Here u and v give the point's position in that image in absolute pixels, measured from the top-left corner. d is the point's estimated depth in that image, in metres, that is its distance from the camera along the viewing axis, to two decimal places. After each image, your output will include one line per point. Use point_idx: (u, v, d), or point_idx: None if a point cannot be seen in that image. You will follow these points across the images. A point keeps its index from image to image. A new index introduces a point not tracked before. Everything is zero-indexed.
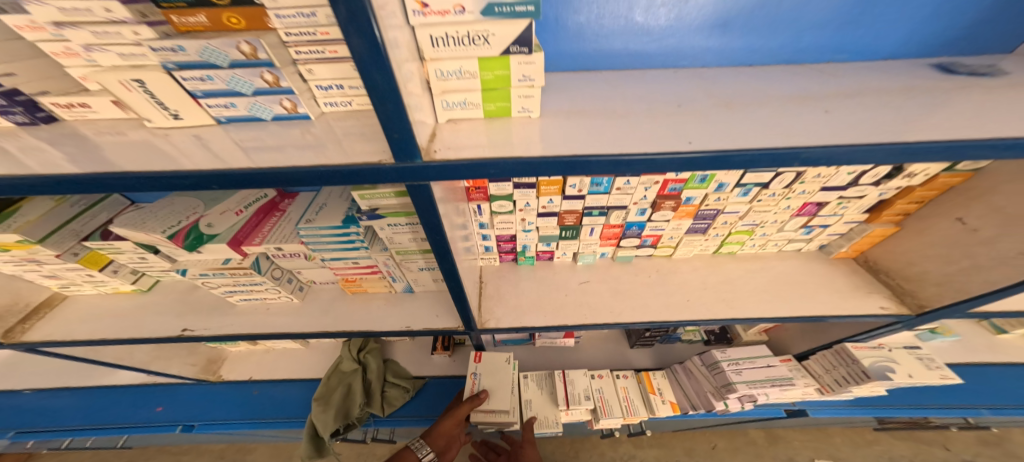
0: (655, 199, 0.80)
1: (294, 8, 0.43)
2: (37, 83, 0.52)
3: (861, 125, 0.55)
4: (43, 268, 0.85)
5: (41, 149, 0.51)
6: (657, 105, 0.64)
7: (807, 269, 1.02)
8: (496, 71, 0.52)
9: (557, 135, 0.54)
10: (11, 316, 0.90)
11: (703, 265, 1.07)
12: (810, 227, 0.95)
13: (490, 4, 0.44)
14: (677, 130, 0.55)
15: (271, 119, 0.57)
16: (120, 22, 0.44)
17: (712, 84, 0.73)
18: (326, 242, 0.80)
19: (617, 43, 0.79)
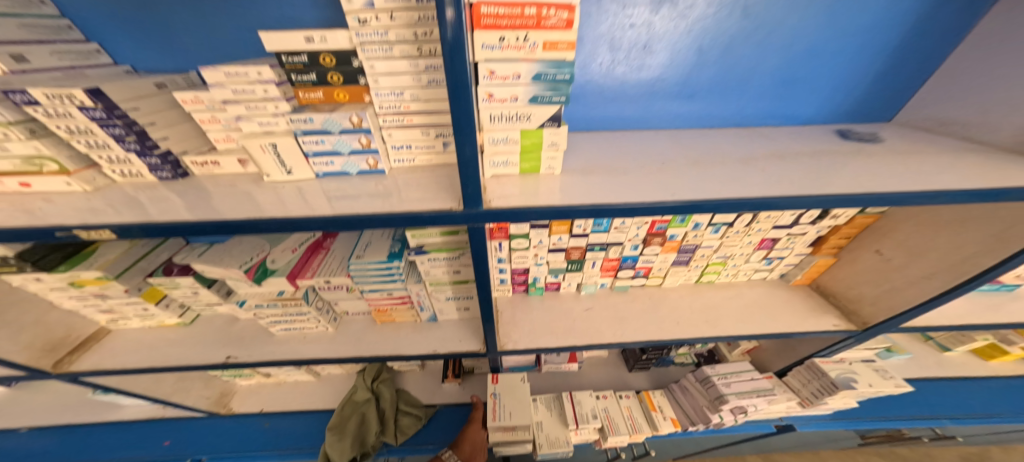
0: (646, 235, 0.98)
1: (390, 89, 0.69)
2: (180, 145, 0.72)
3: (789, 181, 0.74)
4: (103, 303, 0.94)
5: (182, 201, 0.67)
6: (646, 163, 0.84)
7: (772, 295, 1.20)
8: (532, 139, 0.70)
9: (574, 189, 0.72)
10: (63, 347, 0.98)
11: (688, 292, 1.23)
12: (770, 259, 1.14)
13: (535, 96, 0.64)
14: (662, 185, 0.73)
15: (356, 173, 0.77)
16: (271, 99, 0.67)
17: (686, 143, 0.97)
18: (370, 276, 0.93)
19: (612, 111, 1.05)
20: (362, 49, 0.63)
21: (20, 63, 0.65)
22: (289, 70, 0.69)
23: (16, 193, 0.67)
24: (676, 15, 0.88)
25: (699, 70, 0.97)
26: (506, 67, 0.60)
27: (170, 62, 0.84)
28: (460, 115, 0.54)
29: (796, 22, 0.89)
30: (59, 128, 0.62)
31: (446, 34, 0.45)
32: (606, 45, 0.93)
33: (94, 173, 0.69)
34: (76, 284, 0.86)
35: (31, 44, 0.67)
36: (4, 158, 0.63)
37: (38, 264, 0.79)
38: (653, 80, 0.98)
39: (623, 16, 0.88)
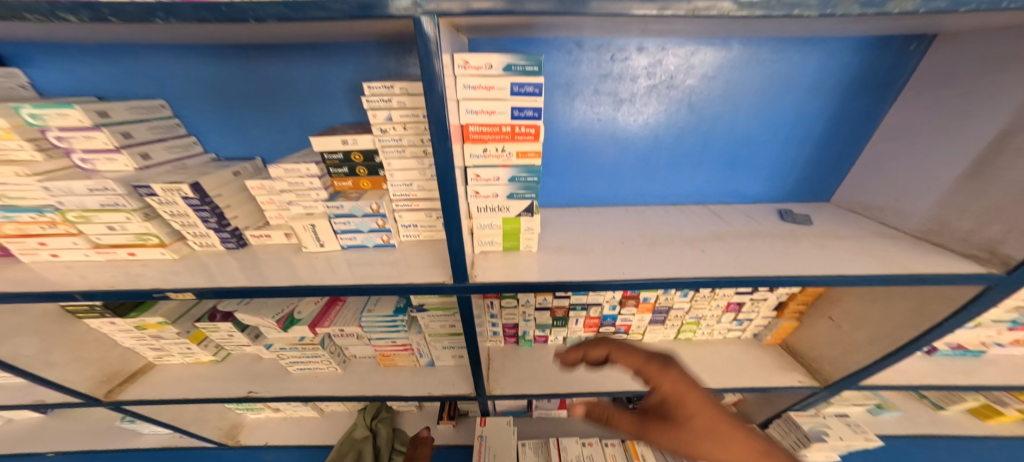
0: (621, 297, 1.14)
1: (401, 182, 0.86)
2: (245, 221, 0.94)
3: (722, 262, 0.92)
4: (156, 342, 1.12)
5: (243, 268, 0.87)
6: (610, 242, 1.02)
7: (744, 354, 1.31)
8: (512, 225, 0.89)
9: (549, 267, 0.89)
10: (116, 379, 1.17)
11: (665, 348, 1.35)
12: (740, 320, 1.27)
13: (512, 194, 0.83)
14: (614, 264, 0.91)
15: (372, 246, 0.95)
16: (314, 189, 0.86)
17: (649, 219, 1.20)
18: (378, 327, 1.11)
19: (590, 190, 1.32)
20: (382, 150, 0.81)
21: (144, 160, 0.86)
22: (329, 164, 0.87)
23: (122, 260, 0.88)
24: (634, 112, 1.15)
25: (656, 156, 1.24)
26: (489, 172, 0.80)
27: (238, 150, 1.09)
28: (451, 213, 0.73)
29: (732, 118, 1.16)
30: (165, 212, 0.83)
31: (437, 160, 0.65)
32: (582, 138, 1.20)
33: (181, 245, 0.91)
34: (139, 328, 1.05)
35: (154, 144, 0.89)
36: (119, 234, 0.84)
37: (114, 310, 1.00)
38: (618, 160, 1.25)
39: (593, 112, 1.15)
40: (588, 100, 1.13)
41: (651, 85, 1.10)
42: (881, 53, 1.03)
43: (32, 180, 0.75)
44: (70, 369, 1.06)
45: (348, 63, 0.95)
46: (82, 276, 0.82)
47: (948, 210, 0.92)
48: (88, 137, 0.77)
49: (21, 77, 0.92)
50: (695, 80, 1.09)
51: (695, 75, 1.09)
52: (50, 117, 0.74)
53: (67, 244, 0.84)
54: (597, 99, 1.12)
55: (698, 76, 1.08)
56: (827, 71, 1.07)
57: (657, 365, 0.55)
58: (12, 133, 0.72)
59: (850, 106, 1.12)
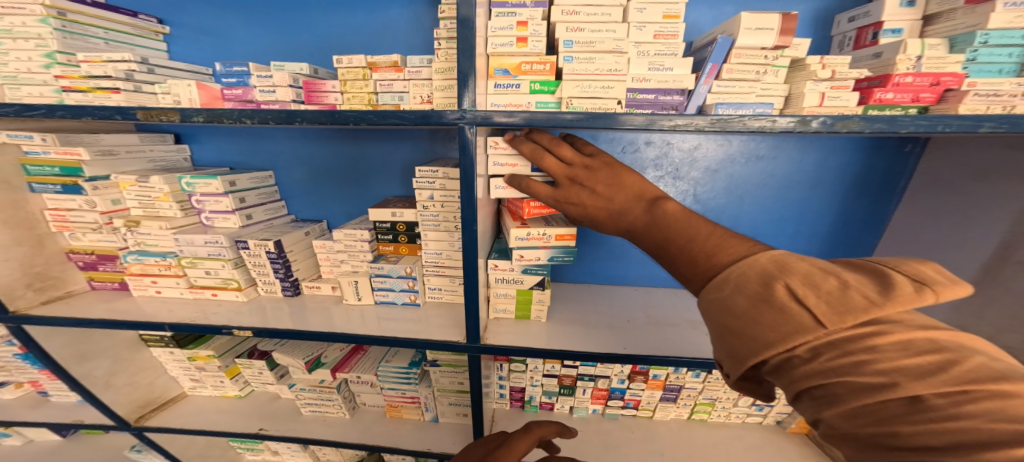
0: (630, 372, 1.10)
1: (432, 249, 0.99)
2: (306, 272, 1.13)
3: None
4: (197, 373, 1.30)
5: (292, 313, 1.02)
6: (615, 319, 1.06)
7: (766, 442, 1.19)
8: (524, 296, 0.96)
9: (557, 336, 0.95)
10: (150, 406, 1.31)
11: (678, 426, 1.26)
12: (760, 404, 1.18)
13: (527, 269, 0.92)
14: (618, 341, 0.94)
15: (401, 302, 1.06)
16: (364, 250, 1.03)
17: (656, 306, 1.15)
18: (391, 376, 1.19)
19: (597, 268, 1.29)
20: (421, 222, 0.97)
21: (248, 220, 1.11)
22: (377, 231, 1.04)
23: (206, 299, 1.08)
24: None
25: None
26: (530, 252, 0.89)
27: (304, 210, 1.30)
28: (471, 284, 0.84)
29: (734, 210, 1.13)
30: (249, 263, 1.04)
31: (465, 239, 0.80)
32: None
33: (252, 289, 1.09)
34: (192, 357, 1.25)
35: (258, 208, 1.15)
36: (211, 278, 1.05)
37: (178, 340, 1.20)
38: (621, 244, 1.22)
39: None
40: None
41: (658, 176, 1.12)
42: (877, 156, 1.02)
43: (169, 232, 1.03)
44: (122, 392, 1.24)
45: (406, 144, 1.18)
46: (169, 311, 1.02)
47: (966, 316, 0.87)
48: (218, 201, 1.04)
49: (188, 153, 1.26)
50: (699, 173, 1.10)
51: (699, 168, 1.10)
52: (199, 186, 1.02)
53: (172, 283, 1.07)
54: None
55: (699, 170, 1.10)
56: (826, 169, 1.05)
57: (645, 203, 0.59)
58: (170, 196, 1.02)
59: (854, 206, 1.09)
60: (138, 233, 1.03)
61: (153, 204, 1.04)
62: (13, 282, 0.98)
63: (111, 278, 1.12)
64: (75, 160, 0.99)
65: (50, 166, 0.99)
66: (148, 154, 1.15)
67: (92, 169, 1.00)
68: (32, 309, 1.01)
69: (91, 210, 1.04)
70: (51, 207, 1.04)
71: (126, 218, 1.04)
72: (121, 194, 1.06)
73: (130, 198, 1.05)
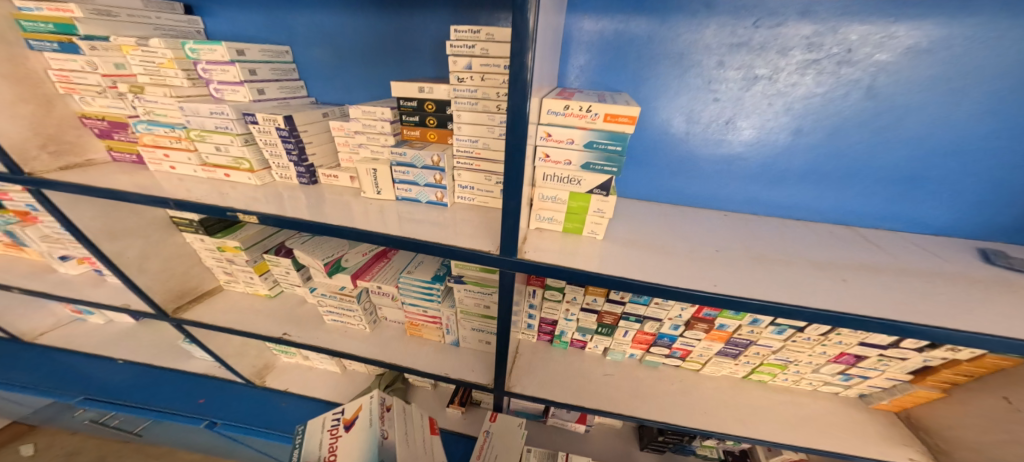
0: (690, 318, 0.91)
1: (466, 137, 0.80)
2: (320, 158, 1.02)
3: (873, 302, 0.62)
4: (230, 266, 1.28)
5: (307, 204, 0.91)
6: (697, 247, 0.78)
7: (840, 415, 0.97)
8: (579, 203, 0.73)
9: (612, 260, 0.72)
10: (187, 296, 1.32)
11: (729, 386, 1.08)
12: (848, 375, 0.88)
13: (588, 163, 0.66)
14: (704, 272, 0.68)
15: (425, 201, 0.91)
16: (385, 133, 0.88)
17: (754, 238, 0.84)
18: (413, 290, 1.10)
19: (685, 185, 1.00)
20: (455, 100, 0.77)
21: (259, 95, 1.00)
22: (402, 112, 0.87)
23: (219, 180, 1.03)
24: (772, 94, 0.84)
25: (793, 150, 0.89)
26: (562, 132, 0.65)
27: (334, 97, 1.16)
28: (512, 168, 0.61)
29: (927, 114, 0.79)
30: (261, 141, 0.96)
31: (512, 101, 0.55)
32: (681, 114, 0.91)
33: (266, 173, 1.02)
34: (221, 248, 1.21)
35: (271, 83, 1.02)
36: (223, 156, 0.98)
37: (207, 228, 1.17)
38: (726, 154, 0.94)
39: (706, 92, 0.87)
40: (706, 75, 0.85)
41: (809, 60, 0.79)
42: None
43: (173, 100, 0.95)
44: (157, 278, 1.23)
45: (438, 15, 0.95)
46: (186, 189, 0.96)
47: None
48: (224, 71, 0.94)
49: (201, 26, 1.12)
50: (889, 55, 0.75)
51: (891, 48, 0.75)
52: (203, 52, 0.92)
53: (184, 159, 1.02)
54: (718, 75, 0.85)
55: (893, 48, 0.75)
56: None
57: None
58: (173, 63, 0.92)
59: None
60: (145, 100, 0.97)
61: (158, 71, 0.94)
62: (25, 141, 0.93)
63: (128, 148, 1.08)
64: (68, 16, 0.89)
65: (41, 22, 0.90)
66: (154, 21, 1.01)
67: (87, 27, 0.91)
68: (48, 173, 0.96)
69: (93, 72, 0.97)
70: (53, 67, 0.97)
71: (131, 84, 0.97)
72: (124, 58, 0.95)
73: (132, 61, 0.94)
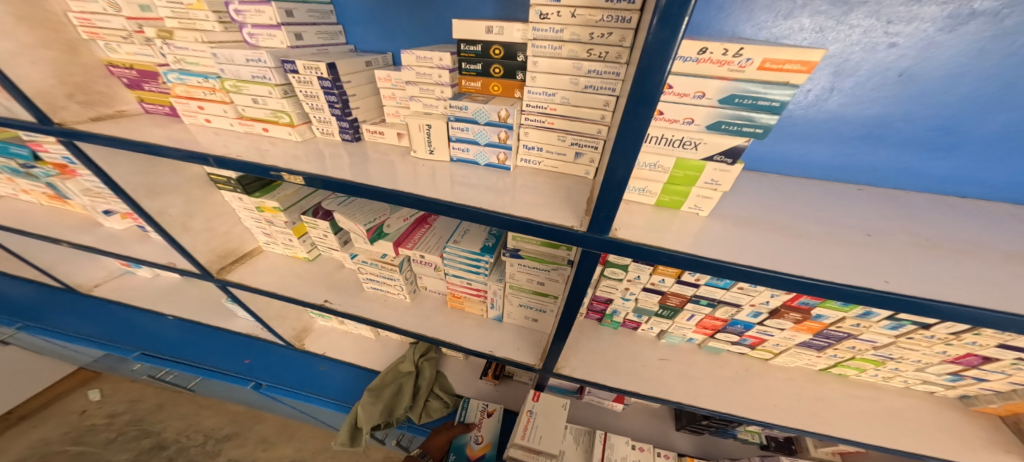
0: (779, 306, 0.84)
1: (541, 89, 0.69)
2: (364, 113, 0.93)
3: None
4: (268, 227, 1.24)
5: (353, 165, 0.83)
6: (842, 231, 0.67)
7: (929, 416, 0.90)
8: (687, 172, 0.63)
9: (724, 243, 0.62)
10: (231, 257, 1.30)
11: (800, 377, 1.02)
12: (960, 376, 0.83)
13: (718, 122, 0.57)
14: (868, 264, 0.59)
15: (483, 164, 0.82)
16: (441, 84, 0.76)
17: (912, 219, 0.71)
18: (458, 262, 1.03)
19: (816, 153, 0.84)
20: (532, 43, 0.65)
21: (297, 41, 0.89)
22: (462, 59, 0.76)
23: (257, 134, 0.95)
24: (986, 36, 0.64)
25: (981, 112, 0.71)
26: (692, 84, 0.56)
27: (377, 46, 1.04)
28: (626, 124, 0.49)
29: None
30: (300, 92, 0.87)
31: (650, 34, 0.41)
32: (835, 65, 0.73)
33: (306, 128, 0.94)
34: (259, 209, 1.17)
35: (309, 27, 0.91)
36: (260, 108, 0.90)
37: (245, 187, 1.11)
38: (883, 116, 0.76)
39: (882, 34, 0.68)
40: (887, 12, 0.66)
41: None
42: None
43: (206, 46, 0.85)
44: (201, 237, 1.19)
45: None
46: (225, 144, 0.89)
47: None
48: (259, 12, 0.83)
49: None
50: None
51: None
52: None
53: (218, 111, 0.94)
54: (910, 11, 0.65)
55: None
56: None
57: None
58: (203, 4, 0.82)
59: None
60: (173, 47, 0.87)
61: (186, 13, 0.84)
62: (52, 89, 0.85)
63: (160, 100, 1.01)
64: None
65: None
66: None
67: None
68: (79, 124, 0.89)
69: (116, 15, 0.87)
70: (73, 7, 0.87)
71: (158, 28, 0.88)
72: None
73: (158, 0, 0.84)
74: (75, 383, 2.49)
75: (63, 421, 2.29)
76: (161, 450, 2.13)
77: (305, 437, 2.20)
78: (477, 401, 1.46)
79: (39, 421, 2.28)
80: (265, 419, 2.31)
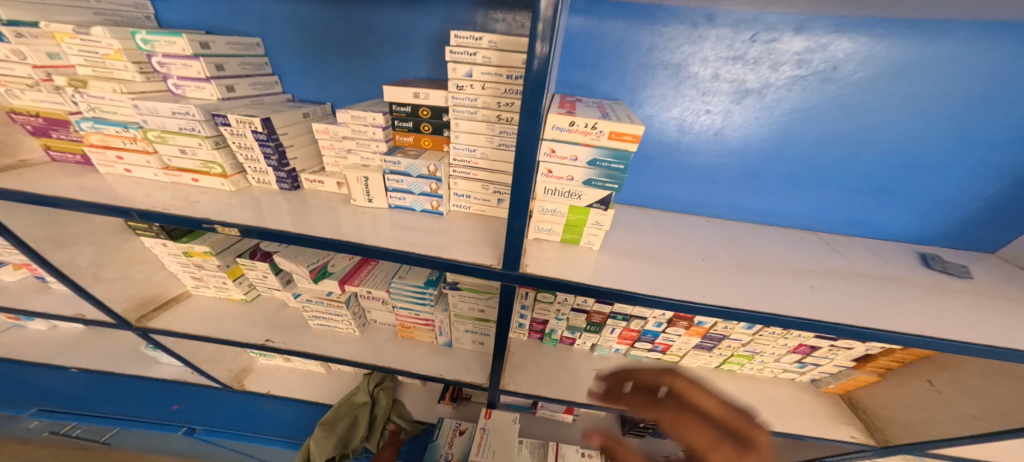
0: (672, 316, 1.01)
1: (464, 146, 0.79)
2: (302, 162, 0.97)
3: (837, 309, 0.69)
4: (198, 271, 1.20)
5: (292, 211, 0.87)
6: (687, 256, 0.84)
7: (797, 398, 1.11)
8: (578, 215, 0.76)
9: (611, 272, 0.75)
10: (152, 304, 1.23)
11: (704, 375, 1.20)
12: (804, 363, 1.05)
13: (590, 180, 0.69)
14: (696, 284, 0.74)
15: (420, 210, 0.90)
16: (376, 140, 0.84)
17: (738, 244, 0.92)
18: (405, 295, 1.08)
19: (674, 192, 1.05)
20: (453, 108, 0.75)
21: (229, 92, 0.92)
22: (394, 117, 0.84)
23: (186, 184, 0.96)
24: (760, 108, 0.87)
25: (773, 161, 0.94)
26: (567, 149, 0.66)
27: (314, 96, 1.09)
28: (520, 187, 0.62)
29: (895, 129, 0.86)
30: (234, 143, 0.89)
31: (522, 123, 0.56)
32: (673, 125, 0.94)
33: (240, 178, 0.96)
34: (189, 254, 1.13)
35: (242, 79, 0.94)
36: (189, 159, 0.91)
37: (170, 233, 1.10)
38: (713, 163, 0.98)
39: (701, 102, 0.89)
40: (699, 87, 0.87)
41: (798, 76, 0.82)
42: None
43: (127, 97, 0.85)
44: (115, 286, 1.13)
45: (431, 12, 0.91)
46: (148, 195, 0.89)
47: None
48: (186, 65, 0.85)
49: (150, 11, 0.99)
50: (866, 74, 0.80)
51: (870, 68, 0.80)
52: (159, 45, 0.82)
53: (141, 161, 0.93)
54: (712, 86, 0.87)
55: (874, 68, 0.79)
56: None
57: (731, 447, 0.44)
58: (123, 54, 0.82)
59: None
60: (88, 96, 0.86)
61: (102, 62, 0.85)
62: None
63: (69, 148, 0.97)
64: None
65: None
66: (92, 4, 0.89)
67: (10, 11, 0.80)
68: None
69: (20, 62, 0.84)
70: None
71: (69, 77, 0.86)
72: (59, 47, 0.86)
73: (70, 50, 0.84)
74: None
75: None
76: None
77: None
78: (449, 421, 1.45)
79: None
80: None
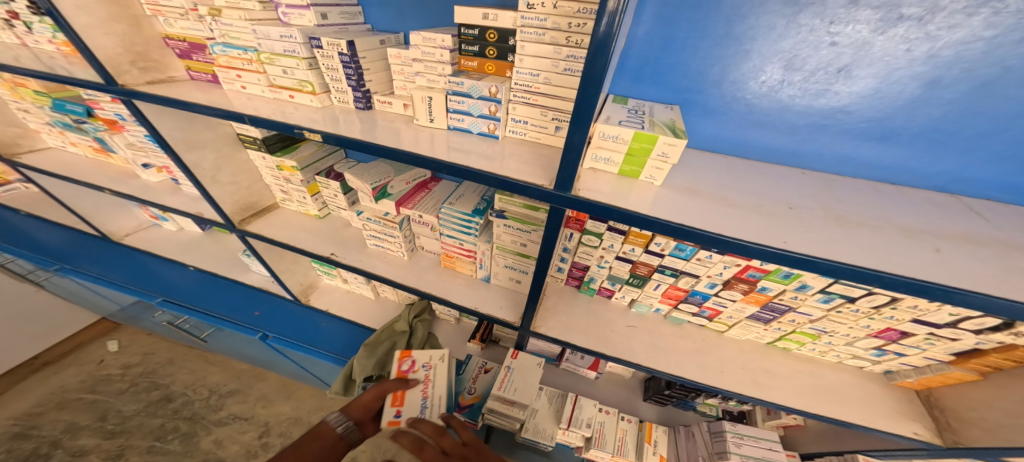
0: (730, 278, 0.96)
1: (527, 70, 0.81)
2: (377, 85, 1.06)
3: (961, 271, 0.60)
4: (286, 185, 1.39)
5: (363, 128, 0.96)
6: (768, 203, 0.78)
7: (853, 387, 1.03)
8: (643, 144, 0.75)
9: (668, 207, 0.74)
10: (251, 211, 1.46)
11: (751, 349, 1.14)
12: (883, 351, 0.95)
13: None
14: (772, 230, 0.69)
15: (476, 133, 0.94)
16: (443, 62, 0.89)
17: (836, 198, 0.81)
18: (452, 222, 1.16)
19: (769, 138, 0.94)
20: (521, 29, 0.77)
21: (322, 20, 1.03)
22: (462, 40, 0.88)
23: (284, 101, 1.09)
24: (914, 38, 0.73)
25: (916, 106, 0.79)
26: None
27: (390, 28, 1.17)
28: (582, 101, 0.62)
29: None
30: (323, 65, 1.00)
31: (598, 25, 0.53)
32: (782, 59, 0.83)
33: (326, 97, 1.08)
34: (279, 167, 1.31)
35: (332, 8, 1.04)
36: (288, 78, 1.04)
37: (269, 146, 1.27)
38: (831, 108, 0.85)
39: (825, 33, 0.77)
40: (830, 13, 0.75)
41: None
42: None
43: (248, 23, 0.99)
44: (227, 190, 1.35)
45: None
46: (256, 106, 1.04)
47: None
48: None
49: None
50: None
51: None
52: None
53: (254, 80, 1.09)
54: (849, 13, 0.74)
55: None
56: None
57: None
58: None
59: None
60: (221, 23, 1.02)
61: None
62: (118, 56, 1.04)
63: (204, 69, 1.17)
64: None
65: None
66: None
67: None
68: (137, 85, 1.09)
69: None
70: None
71: (209, 6, 1.02)
72: None
73: None
74: (94, 334, 2.67)
75: (82, 369, 2.48)
76: (168, 401, 2.31)
77: (303, 395, 2.40)
78: (476, 358, 1.51)
79: (59, 368, 2.47)
80: (266, 378, 2.51)
